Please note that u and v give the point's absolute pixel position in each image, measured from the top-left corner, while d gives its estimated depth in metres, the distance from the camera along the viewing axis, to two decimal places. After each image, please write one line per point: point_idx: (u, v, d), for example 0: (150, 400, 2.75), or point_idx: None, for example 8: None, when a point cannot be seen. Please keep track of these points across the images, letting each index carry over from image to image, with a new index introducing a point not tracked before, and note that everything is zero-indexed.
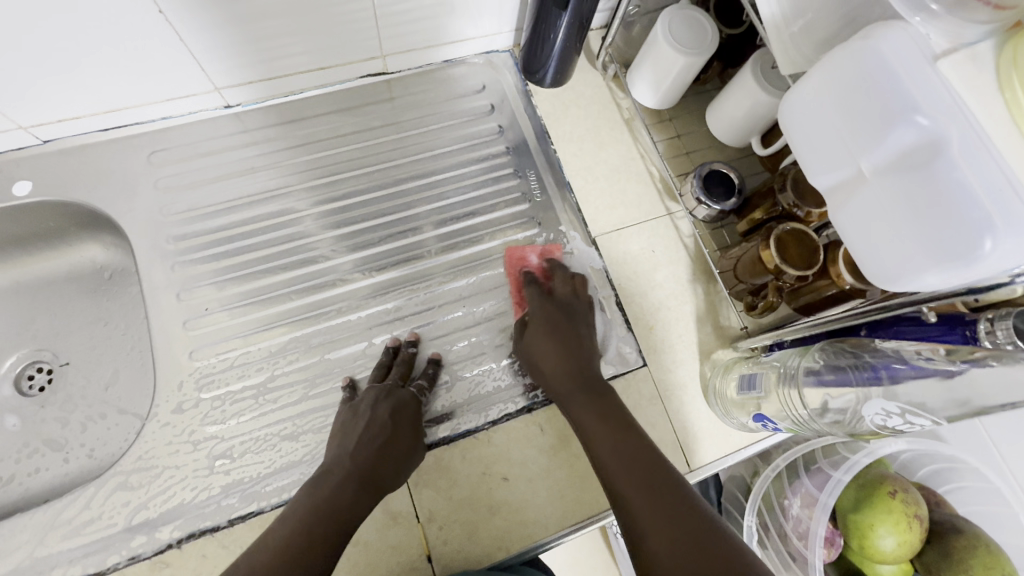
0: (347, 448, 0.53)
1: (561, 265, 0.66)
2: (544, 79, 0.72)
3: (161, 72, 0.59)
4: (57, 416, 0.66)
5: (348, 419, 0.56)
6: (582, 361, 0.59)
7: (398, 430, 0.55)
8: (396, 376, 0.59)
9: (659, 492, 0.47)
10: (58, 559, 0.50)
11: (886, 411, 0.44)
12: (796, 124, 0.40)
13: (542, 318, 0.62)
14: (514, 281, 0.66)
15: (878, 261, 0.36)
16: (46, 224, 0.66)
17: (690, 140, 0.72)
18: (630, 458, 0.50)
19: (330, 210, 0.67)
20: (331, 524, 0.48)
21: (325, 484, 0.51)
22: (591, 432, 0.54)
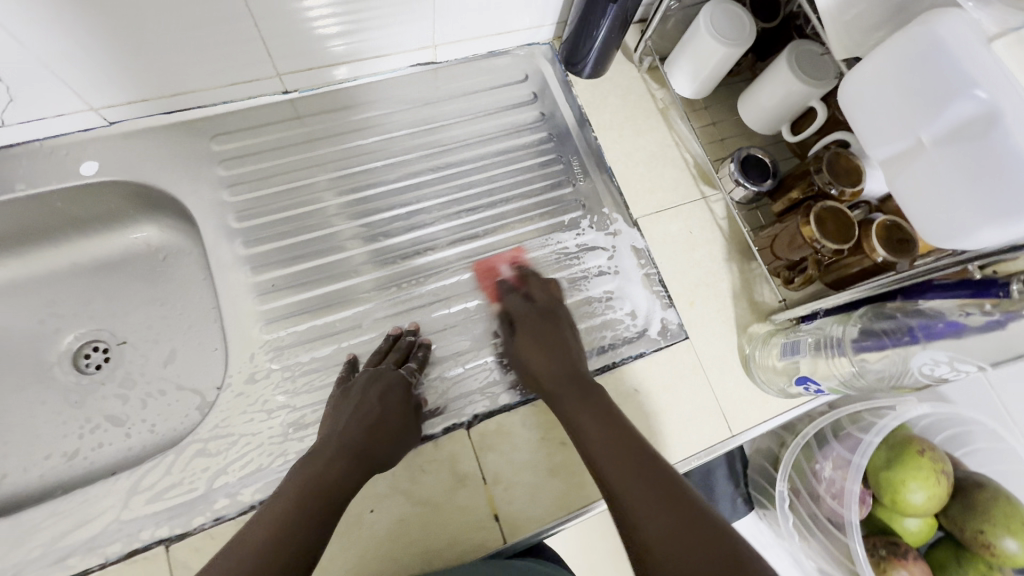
0: (340, 427, 0.54)
1: (533, 271, 0.69)
2: (584, 70, 0.76)
3: (231, 57, 0.61)
4: (118, 392, 0.68)
5: (340, 402, 0.57)
6: (569, 359, 0.61)
7: (387, 412, 0.56)
8: (392, 360, 0.60)
9: (651, 482, 0.48)
10: (142, 522, 0.52)
11: (934, 360, 0.50)
12: (858, 102, 0.45)
13: (525, 321, 0.64)
14: (490, 289, 0.68)
15: (935, 220, 0.42)
16: (107, 205, 0.67)
17: (723, 128, 0.76)
18: (620, 451, 0.51)
19: (386, 192, 0.70)
20: (321, 499, 0.49)
21: (320, 458, 0.52)
22: (587, 431, 0.54)
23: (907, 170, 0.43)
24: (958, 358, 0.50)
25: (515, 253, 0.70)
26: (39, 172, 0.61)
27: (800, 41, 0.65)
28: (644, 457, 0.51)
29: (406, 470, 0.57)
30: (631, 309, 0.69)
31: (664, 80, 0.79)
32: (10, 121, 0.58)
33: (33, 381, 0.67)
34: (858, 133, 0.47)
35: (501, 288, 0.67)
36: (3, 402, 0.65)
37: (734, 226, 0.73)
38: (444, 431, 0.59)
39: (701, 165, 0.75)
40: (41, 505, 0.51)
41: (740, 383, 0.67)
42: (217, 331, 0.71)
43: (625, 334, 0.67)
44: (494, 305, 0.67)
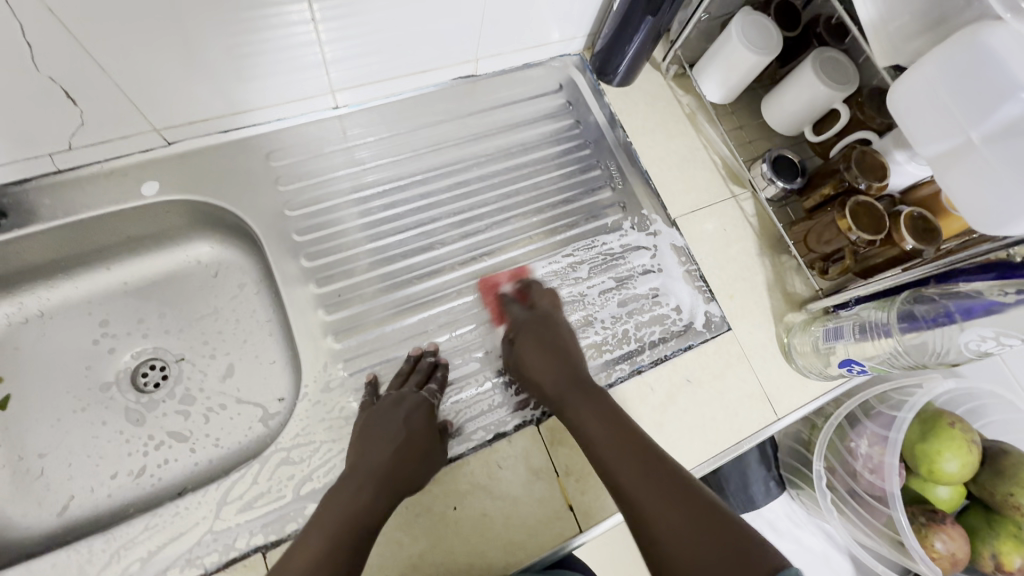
0: (364, 455, 0.56)
1: (535, 282, 0.71)
2: (615, 79, 0.80)
3: (293, 76, 0.63)
4: (178, 409, 0.69)
5: (368, 425, 0.58)
6: (568, 366, 0.63)
7: (414, 432, 0.58)
8: (414, 382, 0.61)
9: (657, 479, 0.51)
10: (237, 531, 0.53)
11: (981, 336, 0.54)
12: (911, 103, 0.51)
13: (526, 329, 0.65)
14: (493, 306, 0.69)
15: (985, 209, 0.48)
16: (163, 224, 0.68)
17: (748, 131, 0.81)
18: (627, 450, 0.54)
19: (437, 201, 0.73)
20: (355, 523, 0.51)
21: (349, 487, 0.53)
22: (590, 430, 0.57)
23: (953, 167, 0.50)
24: (1005, 332, 0.53)
25: (518, 272, 0.71)
26: (103, 194, 0.62)
27: (820, 48, 0.71)
28: (650, 456, 0.53)
29: (484, 467, 0.60)
30: (677, 304, 0.72)
31: (689, 87, 0.83)
32: (77, 143, 0.59)
33: (92, 402, 0.67)
34: (909, 131, 0.53)
35: (505, 304, 0.69)
36: (64, 424, 0.65)
37: (764, 223, 0.78)
38: (515, 428, 0.62)
39: (729, 166, 0.80)
40: (136, 520, 0.52)
41: (782, 370, 0.71)
42: (274, 344, 0.72)
43: (673, 329, 0.71)
44: (496, 321, 0.69)
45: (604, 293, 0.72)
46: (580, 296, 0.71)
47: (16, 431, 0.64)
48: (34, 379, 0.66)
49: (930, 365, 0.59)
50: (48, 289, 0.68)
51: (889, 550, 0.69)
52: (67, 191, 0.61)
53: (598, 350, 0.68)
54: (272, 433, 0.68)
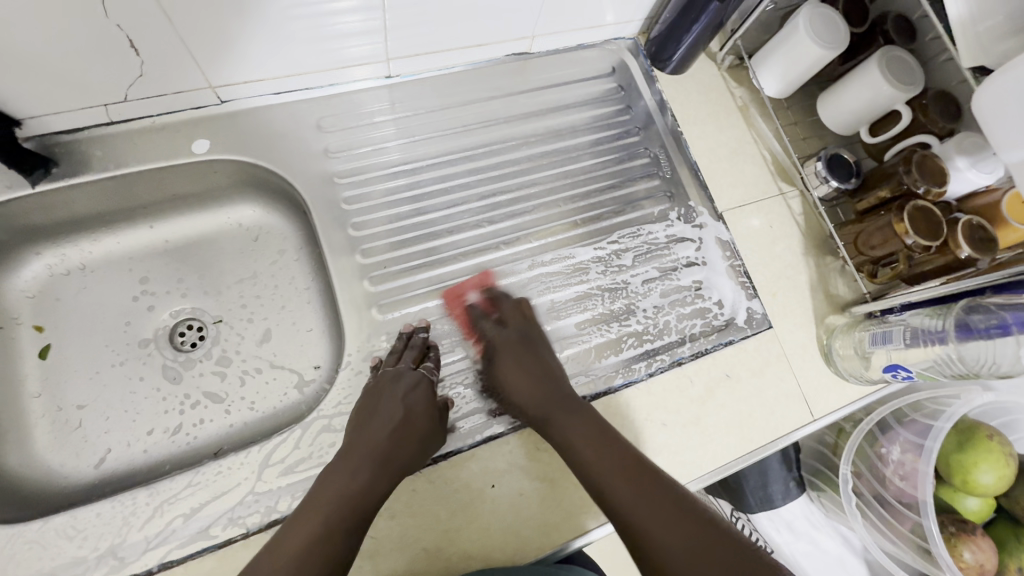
0: (363, 433, 0.55)
1: (501, 292, 0.67)
2: (669, 66, 0.79)
3: (352, 42, 0.62)
4: (215, 370, 0.69)
5: (365, 405, 0.57)
6: (550, 383, 0.60)
7: (413, 412, 0.56)
8: (409, 359, 0.60)
9: (660, 505, 0.50)
10: (278, 494, 0.53)
11: None
12: (996, 104, 0.51)
13: (503, 347, 0.62)
14: (461, 318, 0.66)
15: None
16: (209, 184, 0.68)
17: (802, 128, 0.79)
18: (624, 474, 0.52)
19: (483, 179, 0.72)
20: (354, 508, 0.50)
21: (344, 469, 0.52)
22: (578, 450, 0.55)
23: None
24: None
25: (482, 278, 0.67)
26: (152, 149, 0.62)
27: (887, 47, 0.69)
28: (651, 481, 0.52)
29: (524, 448, 0.59)
30: (719, 298, 0.72)
31: (744, 79, 0.82)
32: (133, 95, 0.58)
33: (130, 357, 0.67)
34: (993, 135, 0.52)
35: (473, 318, 0.66)
36: (103, 377, 0.65)
37: (811, 223, 0.77)
38: None
39: (780, 162, 0.79)
40: (179, 476, 0.53)
41: (820, 371, 0.70)
42: (312, 312, 0.72)
43: (715, 323, 0.70)
44: (467, 334, 0.66)
45: (648, 282, 0.71)
46: (624, 285, 0.70)
47: (56, 381, 0.64)
48: (74, 330, 0.66)
49: (982, 374, 0.59)
50: (90, 242, 0.68)
51: (914, 557, 0.69)
52: (118, 144, 0.61)
53: (638, 340, 0.68)
54: (308, 400, 0.68)
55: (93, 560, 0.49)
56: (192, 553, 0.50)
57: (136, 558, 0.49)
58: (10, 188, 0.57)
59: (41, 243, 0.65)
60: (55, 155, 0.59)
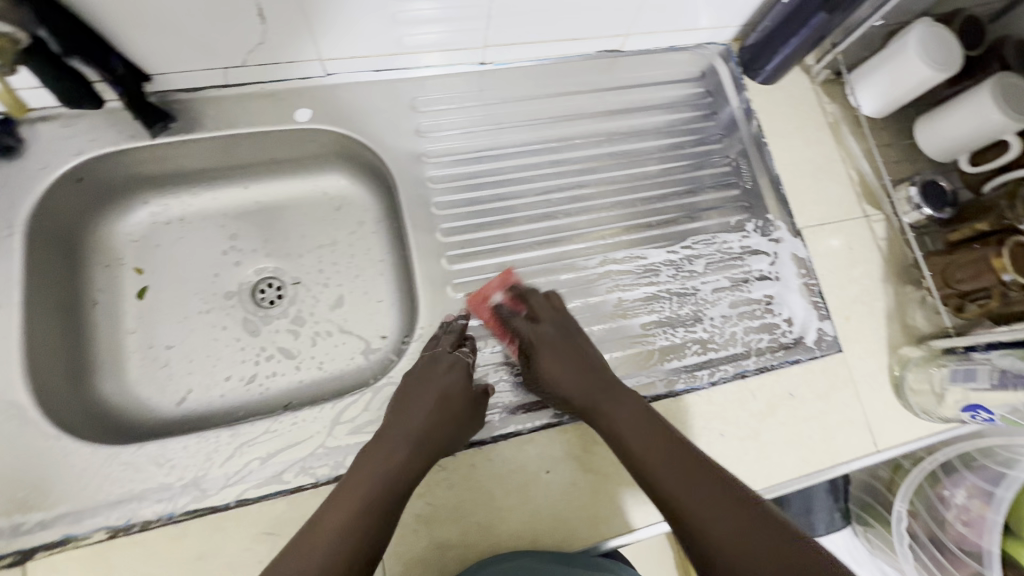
0: (401, 416, 0.55)
1: (528, 288, 0.65)
2: (761, 75, 0.78)
3: (455, 27, 0.64)
4: (289, 328, 0.72)
5: (405, 388, 0.58)
6: (592, 371, 0.59)
7: (449, 395, 0.56)
8: (446, 344, 0.60)
9: (710, 494, 0.48)
10: (346, 451, 0.56)
11: None
12: None
13: (540, 342, 0.60)
14: (491, 322, 0.64)
15: None
16: (304, 151, 0.71)
17: (895, 150, 0.76)
18: (667, 456, 0.51)
19: (561, 172, 0.73)
20: (392, 488, 0.50)
21: (383, 449, 0.52)
22: (623, 432, 0.54)
23: None
24: None
25: (504, 276, 0.66)
26: (259, 114, 0.65)
27: (1002, 74, 0.66)
28: (701, 470, 0.50)
29: (581, 438, 0.60)
30: (789, 315, 0.70)
31: (838, 95, 0.79)
32: (250, 61, 0.62)
33: (216, 306, 0.71)
34: None
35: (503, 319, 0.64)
36: (190, 322, 0.69)
37: (894, 250, 0.74)
38: None
39: (867, 183, 0.76)
40: (258, 422, 0.56)
41: (889, 402, 0.68)
42: (384, 283, 0.74)
43: (782, 340, 0.69)
44: (501, 338, 0.64)
45: (717, 291, 0.70)
46: (693, 291, 0.70)
47: (149, 320, 0.68)
48: (168, 275, 0.70)
49: None
50: (190, 195, 0.72)
51: None
52: (229, 107, 0.65)
53: (702, 347, 0.68)
54: (372, 367, 0.71)
55: (178, 488, 0.52)
56: (266, 494, 0.53)
57: (216, 492, 0.53)
58: (133, 138, 0.62)
59: (148, 192, 0.70)
60: (174, 111, 0.63)
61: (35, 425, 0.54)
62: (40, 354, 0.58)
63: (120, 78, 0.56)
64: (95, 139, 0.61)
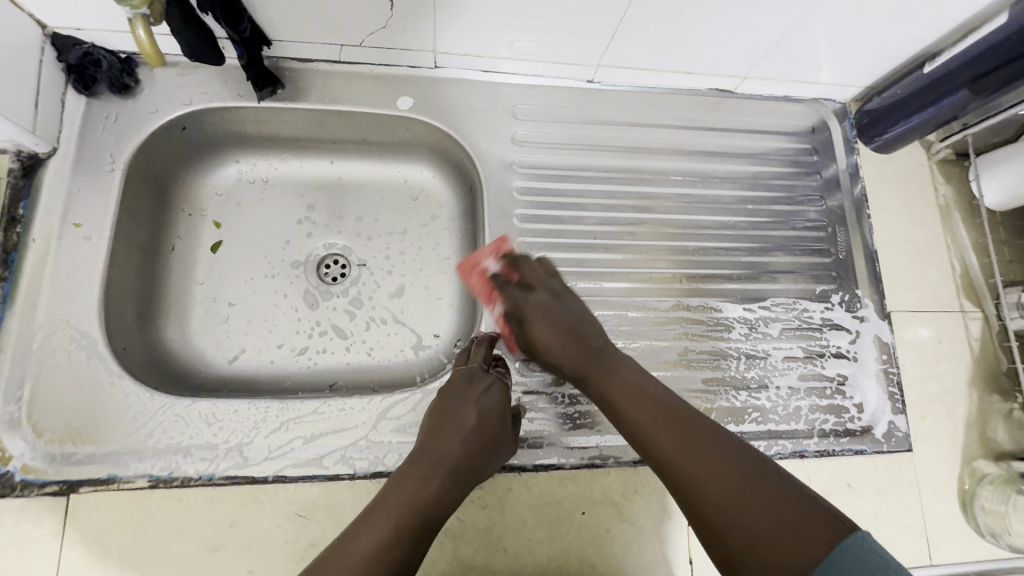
0: (434, 438, 0.53)
1: (524, 256, 0.63)
2: (874, 142, 0.73)
3: (574, 42, 0.62)
4: (346, 308, 0.71)
5: (439, 407, 0.55)
6: (581, 335, 0.57)
7: (485, 418, 0.54)
8: (480, 359, 0.60)
9: (706, 450, 0.48)
10: (388, 448, 0.55)
11: None
12: None
13: (533, 309, 0.59)
14: (479, 287, 0.65)
15: None
16: (396, 138, 0.71)
17: (1011, 249, 0.71)
18: (664, 427, 0.50)
19: (647, 206, 0.70)
20: (422, 518, 0.48)
21: (415, 476, 0.50)
22: (620, 400, 0.53)
23: None
24: None
25: (499, 244, 0.65)
26: (363, 94, 0.66)
27: None
28: (695, 432, 0.49)
29: (622, 485, 0.58)
30: (860, 401, 0.66)
31: (955, 178, 0.75)
32: (367, 42, 0.62)
33: (281, 273, 0.71)
34: None
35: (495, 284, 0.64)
36: (255, 284, 0.69)
37: (988, 355, 0.69)
38: (633, 462, 0.59)
39: (970, 278, 0.71)
40: (309, 401, 0.56)
41: (952, 516, 0.63)
42: (447, 283, 0.73)
43: (848, 426, 0.65)
44: (489, 304, 0.65)
45: (788, 360, 0.67)
46: (763, 354, 0.67)
47: (217, 275, 0.69)
48: (243, 234, 0.71)
49: None
50: (278, 159, 0.72)
51: None
52: (336, 83, 0.65)
53: (762, 416, 0.64)
54: (420, 364, 0.70)
55: (223, 450, 0.53)
56: (305, 475, 0.53)
57: (257, 462, 0.53)
58: (241, 98, 0.63)
59: (242, 150, 0.71)
60: (283, 78, 0.64)
61: (100, 360, 0.55)
62: (117, 290, 0.59)
63: (245, 41, 0.56)
64: (205, 92, 0.63)
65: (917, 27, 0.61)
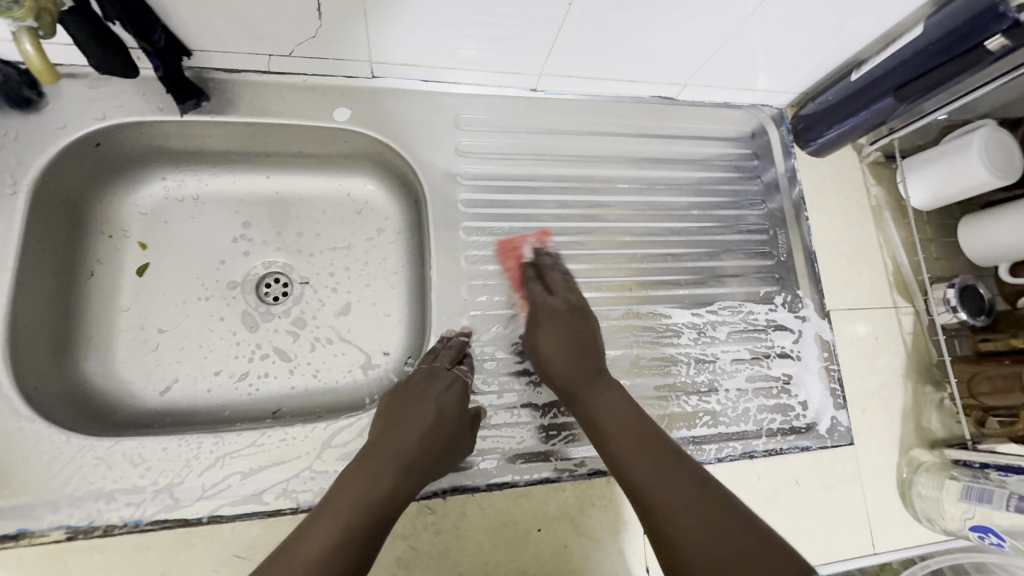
0: (391, 431, 0.52)
1: (550, 254, 0.67)
2: (809, 145, 0.75)
3: (514, 51, 0.61)
4: (289, 329, 0.67)
5: (396, 403, 0.55)
6: (587, 353, 0.59)
7: (444, 415, 0.53)
8: (446, 359, 0.58)
9: (689, 494, 0.48)
10: (333, 478, 0.52)
11: None
12: None
13: (546, 313, 0.62)
14: (511, 271, 0.66)
15: None
16: (335, 150, 0.68)
17: (936, 246, 0.75)
18: (651, 466, 0.50)
19: (593, 215, 0.70)
20: (376, 514, 0.46)
21: (370, 469, 0.48)
22: (609, 434, 0.53)
23: None
24: None
25: (541, 235, 0.67)
26: (296, 106, 0.62)
27: None
28: (680, 475, 0.49)
29: (578, 499, 0.57)
30: (805, 399, 0.68)
31: (885, 179, 0.78)
32: (297, 52, 0.59)
33: (216, 295, 0.67)
34: None
35: (525, 275, 0.65)
36: (187, 308, 0.65)
37: (920, 347, 0.72)
38: (590, 473, 0.58)
39: (901, 274, 0.75)
40: (246, 432, 0.53)
41: (893, 504, 0.66)
42: (395, 298, 0.70)
43: (794, 424, 0.67)
44: (517, 289, 0.65)
45: (736, 362, 0.68)
46: (712, 358, 0.68)
47: (144, 300, 0.64)
48: (172, 254, 0.66)
49: None
50: (208, 174, 0.68)
51: None
52: (267, 95, 0.62)
53: (714, 419, 0.65)
54: (369, 385, 0.67)
55: (150, 493, 0.49)
56: (243, 513, 0.50)
57: (188, 503, 0.50)
58: (161, 111, 0.59)
59: (166, 165, 0.66)
60: (208, 89, 0.60)
61: (7, 403, 0.50)
62: (25, 324, 0.54)
63: (160, 51, 0.53)
64: (120, 106, 0.58)
65: (844, 36, 0.63)
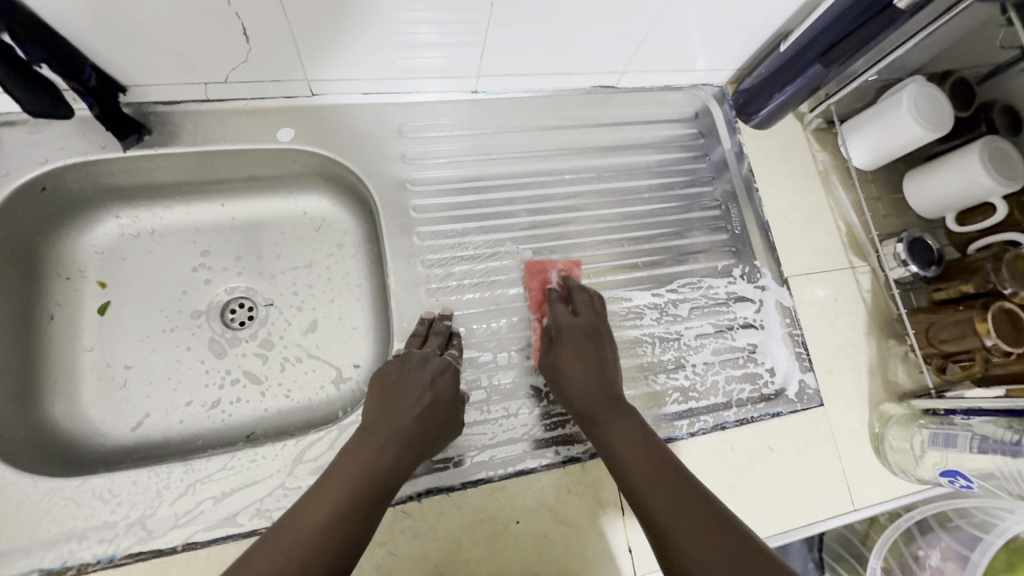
0: (390, 410, 0.53)
1: (579, 286, 0.67)
2: (753, 118, 0.77)
3: (447, 56, 0.63)
4: (257, 352, 0.68)
5: (390, 384, 0.55)
6: (606, 378, 0.58)
7: (439, 398, 0.55)
8: (434, 344, 0.60)
9: (697, 510, 0.46)
10: None
11: None
12: None
13: (567, 333, 0.61)
14: (535, 295, 0.67)
15: None
16: (286, 170, 0.69)
17: (885, 204, 0.76)
18: (661, 483, 0.49)
19: (546, 208, 0.71)
20: (376, 487, 0.48)
21: (372, 445, 0.50)
22: (620, 453, 0.53)
23: None
24: None
25: (571, 266, 0.69)
26: (239, 130, 0.63)
27: (990, 137, 0.66)
28: (688, 493, 0.48)
29: (554, 487, 0.58)
30: (772, 365, 0.70)
31: (830, 144, 0.80)
32: (232, 78, 0.60)
33: (181, 325, 0.67)
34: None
35: (547, 299, 0.66)
36: (152, 342, 0.65)
37: (880, 303, 0.74)
38: (563, 462, 0.59)
39: (854, 234, 0.76)
40: (215, 457, 0.53)
41: (867, 460, 0.67)
42: (360, 310, 0.71)
43: (763, 391, 0.68)
44: (536, 313, 0.66)
45: (701, 337, 0.69)
46: (677, 335, 0.69)
47: (108, 338, 0.64)
48: (133, 290, 0.67)
49: None
50: (163, 208, 0.69)
51: None
52: (209, 122, 0.62)
53: (684, 396, 0.66)
54: (342, 399, 0.67)
55: (122, 527, 0.49)
56: (218, 537, 0.50)
57: (162, 533, 0.50)
58: (103, 149, 0.60)
59: (118, 203, 0.67)
60: (149, 123, 0.61)
61: None
62: None
63: (92, 90, 0.54)
64: (61, 148, 0.59)
65: (767, 10, 0.65)
